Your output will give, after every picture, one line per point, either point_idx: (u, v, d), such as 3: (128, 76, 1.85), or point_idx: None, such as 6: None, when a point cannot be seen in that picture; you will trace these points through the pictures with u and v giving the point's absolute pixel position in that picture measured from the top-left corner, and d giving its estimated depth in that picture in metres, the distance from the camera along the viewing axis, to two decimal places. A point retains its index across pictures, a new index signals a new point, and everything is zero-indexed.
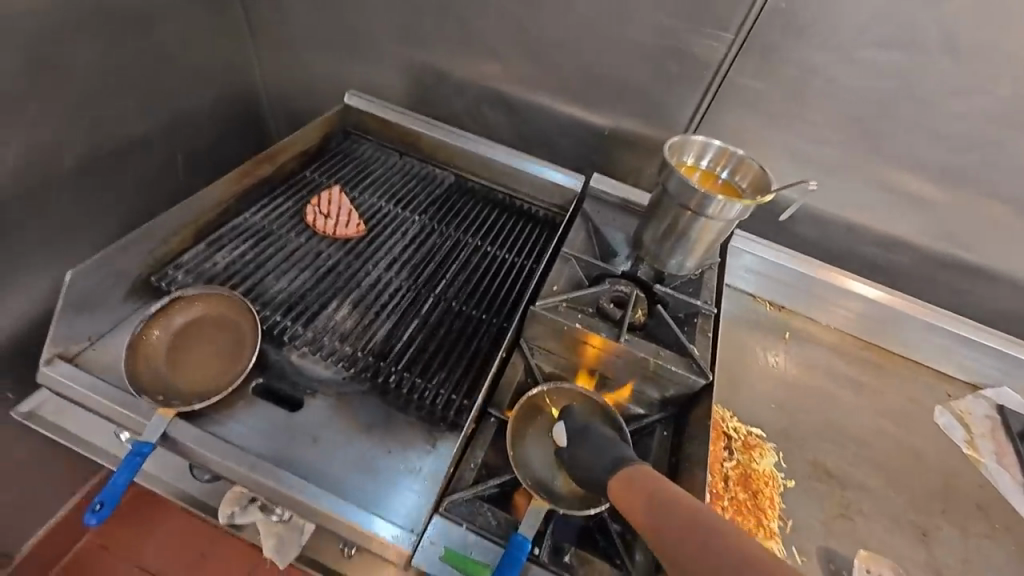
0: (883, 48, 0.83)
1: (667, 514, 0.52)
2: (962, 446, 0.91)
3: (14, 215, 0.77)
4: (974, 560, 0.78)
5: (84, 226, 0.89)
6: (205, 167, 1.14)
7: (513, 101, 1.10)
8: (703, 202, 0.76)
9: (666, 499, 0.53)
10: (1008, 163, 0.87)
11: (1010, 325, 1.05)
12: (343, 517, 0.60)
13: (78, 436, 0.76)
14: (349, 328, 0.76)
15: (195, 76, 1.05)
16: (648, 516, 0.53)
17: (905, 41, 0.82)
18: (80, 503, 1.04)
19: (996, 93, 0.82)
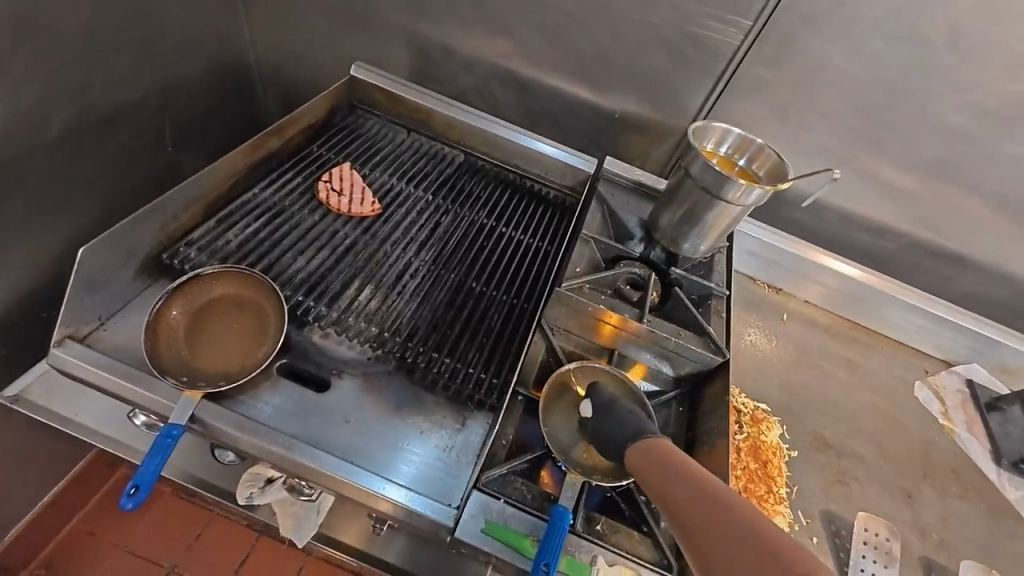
0: (893, 44, 0.84)
1: (681, 479, 0.52)
2: (939, 418, 0.93)
3: (0, 184, 0.78)
4: (952, 519, 0.80)
5: (71, 196, 0.90)
6: (192, 137, 1.14)
7: (520, 78, 1.09)
8: (723, 185, 0.76)
9: (681, 469, 0.53)
10: (995, 157, 0.90)
11: (984, 311, 1.09)
12: (355, 482, 0.63)
13: (73, 420, 0.77)
14: (373, 309, 0.77)
15: (183, 40, 1.03)
16: (661, 481, 0.53)
17: (913, 36, 0.83)
18: (72, 483, 1.15)
19: (992, 88, 0.84)
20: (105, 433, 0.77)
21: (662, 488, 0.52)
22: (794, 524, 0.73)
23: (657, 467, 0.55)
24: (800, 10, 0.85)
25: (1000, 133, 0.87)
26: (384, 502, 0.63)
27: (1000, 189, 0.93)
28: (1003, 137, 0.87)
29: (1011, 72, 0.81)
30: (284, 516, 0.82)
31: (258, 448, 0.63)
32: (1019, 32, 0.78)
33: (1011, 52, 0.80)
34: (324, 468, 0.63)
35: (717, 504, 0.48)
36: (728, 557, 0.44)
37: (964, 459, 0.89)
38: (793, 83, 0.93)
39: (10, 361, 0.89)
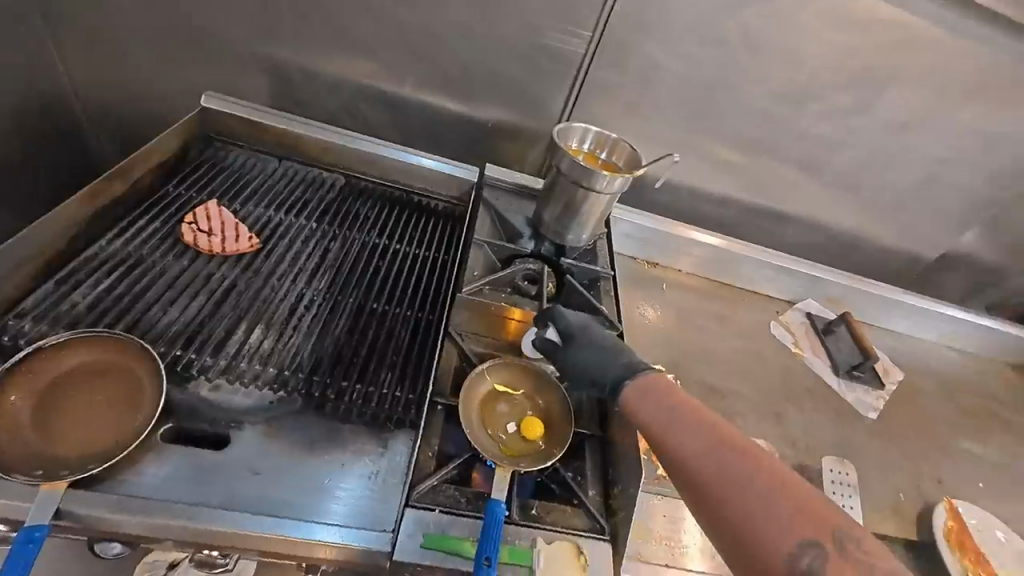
0: (703, 45, 1.00)
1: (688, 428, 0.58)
2: (791, 348, 1.12)
3: None
4: (813, 428, 0.97)
5: None
6: None
7: (389, 95, 1.10)
8: (590, 178, 0.85)
9: (681, 418, 0.59)
10: (791, 131, 1.11)
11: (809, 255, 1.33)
12: (282, 534, 0.59)
13: None
14: (267, 348, 0.72)
15: None
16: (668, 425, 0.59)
17: (717, 39, 1.00)
18: None
19: (779, 77, 1.04)
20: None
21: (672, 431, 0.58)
22: None
23: (659, 408, 0.61)
24: (628, 19, 0.98)
25: (792, 112, 1.08)
26: (316, 546, 0.60)
27: (801, 156, 1.15)
28: (795, 116, 1.09)
29: (790, 64, 1.02)
30: None
31: (151, 526, 0.56)
32: (789, 32, 0.98)
33: (785, 48, 1.00)
34: (236, 528, 0.58)
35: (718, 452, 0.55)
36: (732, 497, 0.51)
37: (815, 378, 1.08)
38: (634, 85, 1.06)
39: None
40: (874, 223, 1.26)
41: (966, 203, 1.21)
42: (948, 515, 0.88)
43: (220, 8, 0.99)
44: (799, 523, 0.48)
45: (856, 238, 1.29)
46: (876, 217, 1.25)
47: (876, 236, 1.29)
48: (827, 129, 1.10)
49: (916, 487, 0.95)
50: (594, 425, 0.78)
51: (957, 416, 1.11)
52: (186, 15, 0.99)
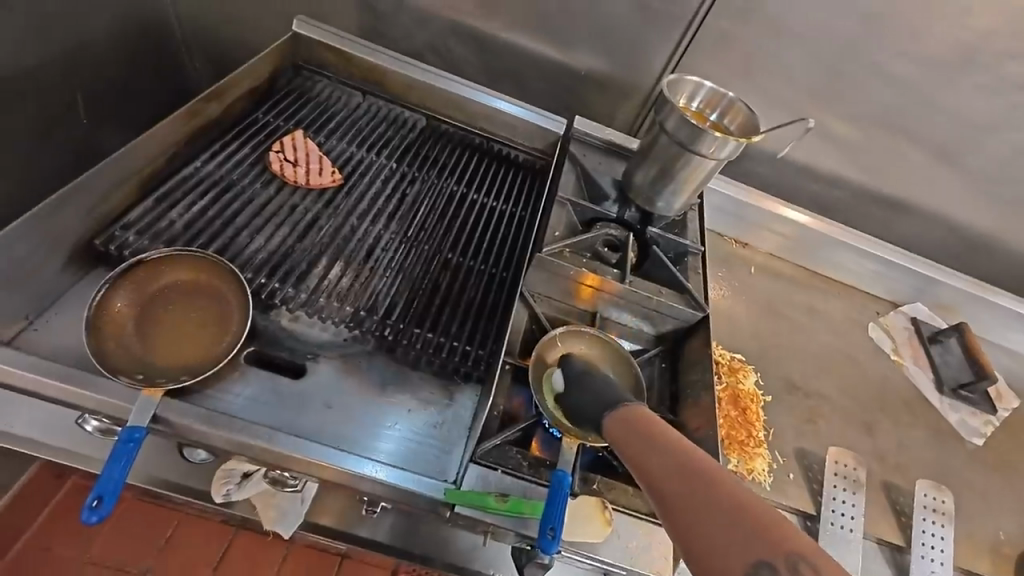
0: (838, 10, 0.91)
1: (658, 445, 0.43)
2: (889, 354, 1.02)
3: None
4: (906, 443, 0.87)
5: None
6: (113, 112, 1.03)
7: (479, 34, 1.06)
8: (700, 142, 0.76)
9: (667, 438, 0.44)
10: (927, 107, 1.00)
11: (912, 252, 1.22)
12: (366, 474, 0.60)
13: (27, 435, 0.64)
14: (345, 286, 0.72)
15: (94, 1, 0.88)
16: (640, 451, 0.44)
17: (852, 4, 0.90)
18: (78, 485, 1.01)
19: (920, 52, 0.93)
20: (31, 437, 0.65)
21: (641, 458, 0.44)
22: (772, 464, 0.76)
23: (634, 435, 0.47)
24: None
25: (932, 84, 0.97)
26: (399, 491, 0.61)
27: (932, 134, 1.03)
28: (938, 88, 0.97)
29: (938, 34, 0.91)
30: (267, 508, 0.76)
31: (235, 443, 0.58)
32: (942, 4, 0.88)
33: (938, 17, 0.89)
34: (309, 456, 0.59)
35: (686, 472, 0.40)
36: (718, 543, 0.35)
37: (911, 387, 0.98)
38: (752, 36, 0.97)
39: None
40: (1013, 221, 1.13)
41: None
42: None
43: None
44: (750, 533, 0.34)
45: (982, 236, 1.16)
46: (1016, 217, 1.12)
47: (1010, 236, 1.15)
48: (974, 105, 0.98)
49: None
50: (664, 407, 0.76)
51: None
52: None
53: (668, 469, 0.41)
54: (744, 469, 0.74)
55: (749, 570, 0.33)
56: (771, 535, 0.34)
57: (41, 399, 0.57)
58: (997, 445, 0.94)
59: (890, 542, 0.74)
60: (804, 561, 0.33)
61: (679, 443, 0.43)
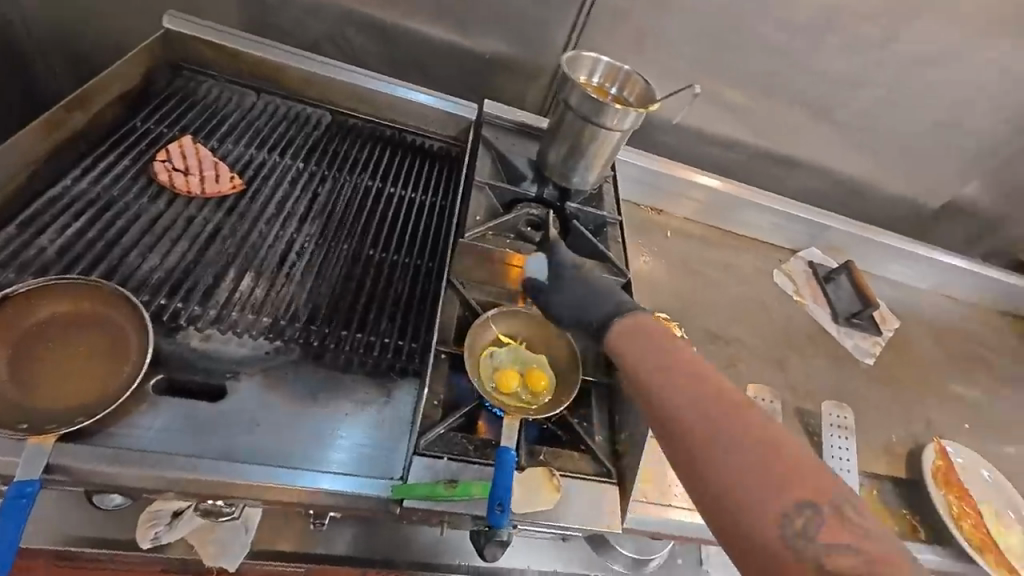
0: None
1: (670, 379, 0.48)
2: (793, 296, 1.13)
3: None
4: (812, 372, 0.98)
5: None
6: None
7: (376, 22, 1.02)
8: (603, 116, 0.79)
9: (678, 366, 0.49)
10: (800, 69, 1.10)
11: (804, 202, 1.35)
12: (305, 486, 0.58)
13: None
14: (259, 297, 0.68)
15: None
16: (651, 384, 0.49)
17: None
18: None
19: (788, 19, 1.03)
20: None
21: (648, 388, 0.49)
22: None
23: (650, 355, 0.51)
24: None
25: (801, 47, 1.07)
26: (344, 497, 0.59)
27: (807, 94, 1.14)
28: (807, 51, 1.07)
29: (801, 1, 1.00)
30: (203, 546, 0.69)
31: (152, 478, 0.54)
32: None
33: None
34: (240, 479, 0.56)
35: (704, 407, 0.45)
36: (735, 472, 0.40)
37: (812, 323, 1.09)
38: (643, 11, 1.02)
39: None
40: (880, 166, 1.28)
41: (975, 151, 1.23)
42: (937, 455, 0.89)
43: None
44: (767, 468, 0.40)
45: (857, 183, 1.31)
46: (881, 163, 1.27)
47: (879, 181, 1.31)
48: (838, 65, 1.09)
49: (909, 428, 0.97)
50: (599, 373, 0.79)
51: (947, 360, 1.16)
52: None
53: (687, 396, 0.46)
54: None
55: (765, 503, 0.39)
56: (794, 474, 0.40)
57: None
58: (884, 362, 1.08)
59: None
60: (818, 496, 0.39)
61: (706, 372, 0.47)
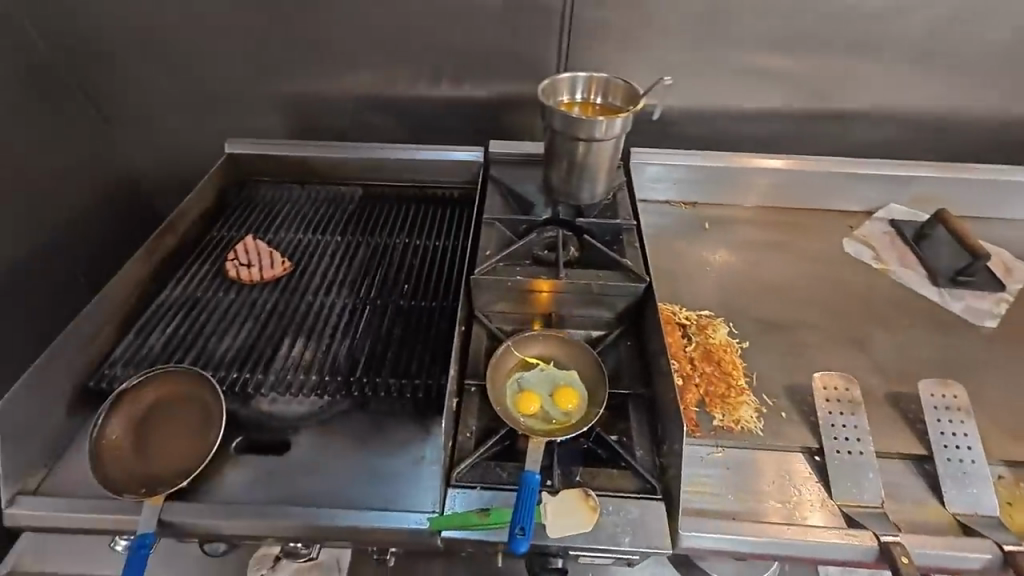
0: None
1: None
2: (872, 264, 0.98)
3: None
4: (907, 347, 0.83)
5: None
6: None
7: (388, 99, 1.15)
8: (589, 127, 0.80)
9: None
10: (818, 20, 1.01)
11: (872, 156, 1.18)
12: (359, 523, 0.64)
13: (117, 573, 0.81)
14: (309, 359, 0.78)
15: None
16: None
17: None
18: None
19: None
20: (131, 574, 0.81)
21: None
22: (761, 409, 0.75)
23: None
24: None
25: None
26: (394, 531, 0.64)
27: (836, 40, 1.03)
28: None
29: None
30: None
31: (236, 525, 0.64)
32: None
33: None
34: (302, 520, 0.64)
35: None
36: None
37: (903, 290, 0.93)
38: (625, 17, 1.03)
39: None
40: (960, 93, 1.09)
41: None
42: None
43: (235, 66, 1.12)
44: None
45: (938, 118, 1.12)
46: (963, 89, 1.08)
47: (968, 109, 1.11)
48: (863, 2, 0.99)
49: None
50: (636, 383, 0.76)
51: None
52: (213, 80, 1.14)
53: None
54: (731, 421, 0.73)
55: None
56: None
57: (66, 530, 0.64)
58: (1014, 322, 0.88)
59: (911, 453, 0.70)
60: None
61: None
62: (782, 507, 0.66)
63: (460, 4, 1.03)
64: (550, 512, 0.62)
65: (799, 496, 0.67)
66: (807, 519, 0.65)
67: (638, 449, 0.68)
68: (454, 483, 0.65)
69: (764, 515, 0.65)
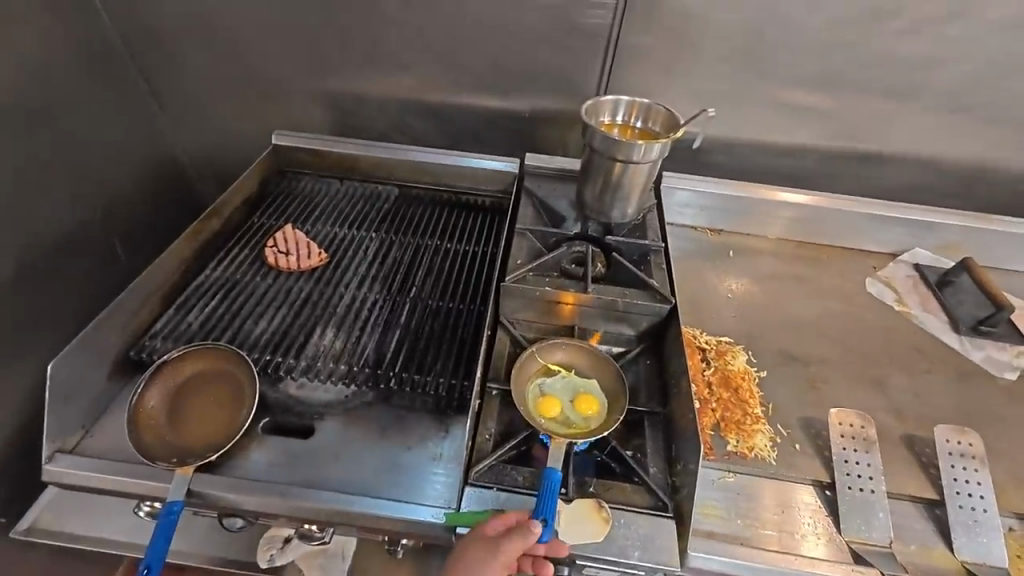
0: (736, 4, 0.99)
1: None
2: (893, 306, 0.99)
3: None
4: (925, 392, 0.84)
5: (21, 318, 0.91)
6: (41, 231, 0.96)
7: (430, 105, 1.19)
8: (628, 150, 0.83)
9: None
10: (856, 64, 1.03)
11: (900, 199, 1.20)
12: (377, 511, 0.66)
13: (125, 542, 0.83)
14: (339, 349, 0.81)
15: None
16: None
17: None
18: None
19: (827, 17, 0.99)
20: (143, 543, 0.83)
21: None
22: (775, 438, 0.76)
23: None
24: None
25: (851, 41, 1.01)
26: (410, 522, 0.66)
27: (872, 85, 1.05)
28: (861, 43, 1.01)
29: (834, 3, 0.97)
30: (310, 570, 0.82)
31: (259, 502, 0.66)
32: None
33: None
34: (322, 503, 0.66)
35: None
36: None
37: (923, 335, 0.94)
38: (668, 46, 1.06)
39: (5, 505, 0.89)
40: (993, 146, 1.10)
41: None
42: None
43: (288, 63, 1.17)
44: None
45: (969, 168, 1.13)
46: (997, 142, 1.09)
47: (999, 161, 1.12)
48: (902, 49, 1.01)
49: None
50: (654, 402, 0.78)
51: None
52: (265, 74, 1.19)
53: None
54: (744, 447, 0.74)
55: None
56: None
57: (99, 491, 0.67)
58: None
59: (923, 497, 0.70)
60: None
61: None
62: (792, 538, 0.66)
63: (510, 21, 1.07)
64: (563, 518, 0.63)
65: (809, 528, 0.67)
66: (817, 551, 0.65)
67: (652, 465, 0.70)
68: (471, 482, 0.67)
69: (776, 543, 0.66)
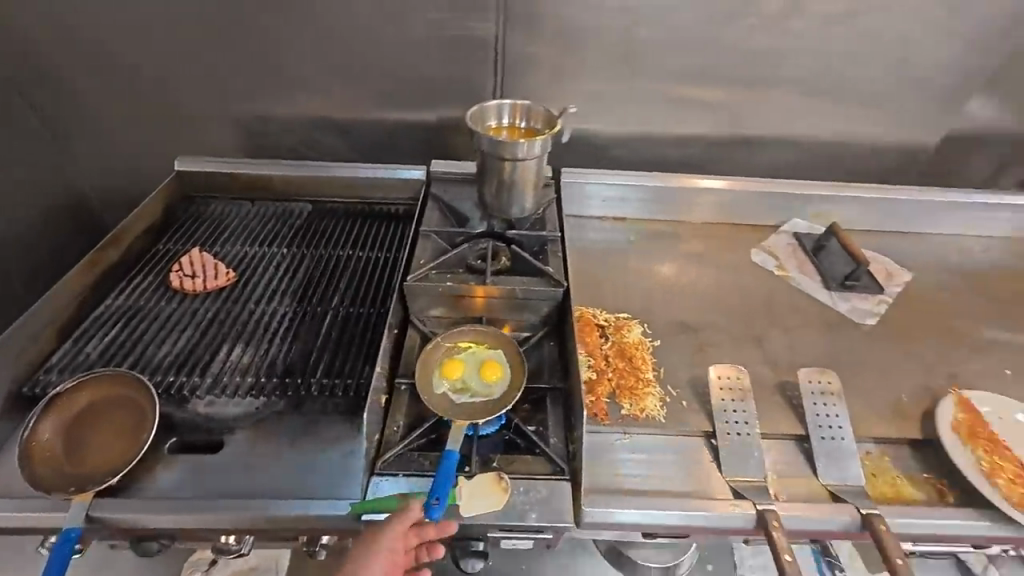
0: (606, 12, 1.09)
1: None
2: (774, 271, 1.10)
3: None
4: (798, 343, 0.94)
5: None
6: None
7: (337, 121, 1.22)
8: (511, 149, 0.89)
9: None
10: (720, 59, 1.15)
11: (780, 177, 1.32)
12: (286, 513, 0.68)
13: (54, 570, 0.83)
14: (246, 362, 0.82)
15: None
16: None
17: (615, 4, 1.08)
18: None
19: (687, 18, 1.10)
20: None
21: None
22: (665, 399, 0.83)
23: None
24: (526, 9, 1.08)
25: (711, 39, 1.12)
26: (320, 519, 0.68)
27: (736, 76, 1.17)
28: (720, 40, 1.12)
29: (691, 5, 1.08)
30: None
31: (164, 519, 0.67)
32: None
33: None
34: (229, 512, 0.67)
35: None
36: None
37: (799, 294, 1.05)
38: (553, 52, 1.14)
39: None
40: (847, 123, 1.24)
41: (944, 82, 1.18)
42: (959, 409, 0.80)
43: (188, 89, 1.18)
44: None
45: (831, 144, 1.27)
46: (850, 120, 1.24)
47: (855, 136, 1.26)
48: (756, 43, 1.13)
49: (926, 384, 0.88)
50: (555, 378, 0.83)
51: (978, 307, 1.05)
52: (166, 102, 1.19)
53: None
54: (637, 410, 0.80)
55: None
56: None
57: None
58: (891, 320, 1.00)
59: (793, 434, 0.79)
60: None
61: None
62: (679, 485, 0.73)
63: (404, 36, 1.12)
64: (464, 494, 0.67)
65: (695, 474, 0.74)
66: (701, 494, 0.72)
67: (552, 436, 0.75)
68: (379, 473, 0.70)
69: (665, 493, 0.72)
